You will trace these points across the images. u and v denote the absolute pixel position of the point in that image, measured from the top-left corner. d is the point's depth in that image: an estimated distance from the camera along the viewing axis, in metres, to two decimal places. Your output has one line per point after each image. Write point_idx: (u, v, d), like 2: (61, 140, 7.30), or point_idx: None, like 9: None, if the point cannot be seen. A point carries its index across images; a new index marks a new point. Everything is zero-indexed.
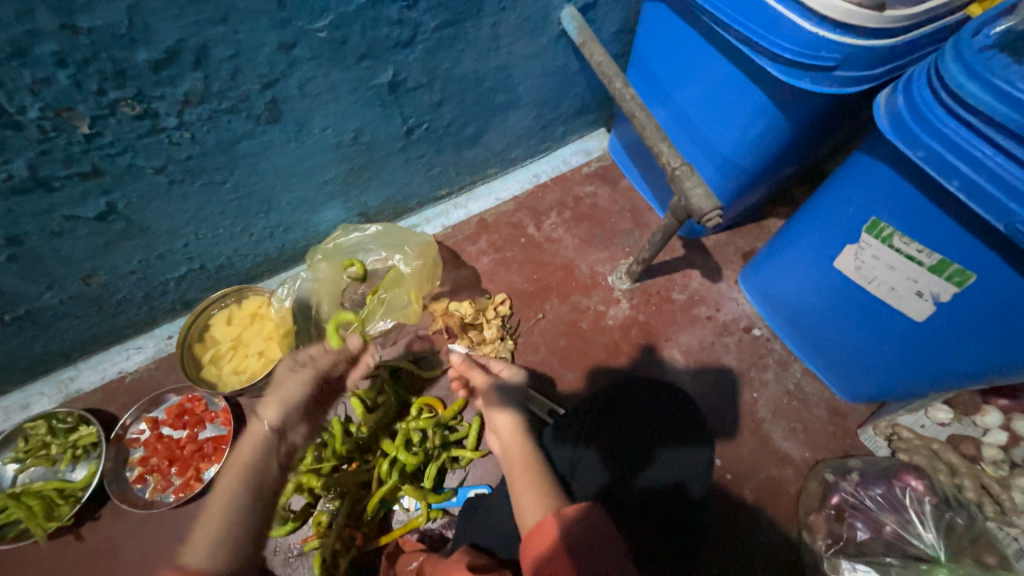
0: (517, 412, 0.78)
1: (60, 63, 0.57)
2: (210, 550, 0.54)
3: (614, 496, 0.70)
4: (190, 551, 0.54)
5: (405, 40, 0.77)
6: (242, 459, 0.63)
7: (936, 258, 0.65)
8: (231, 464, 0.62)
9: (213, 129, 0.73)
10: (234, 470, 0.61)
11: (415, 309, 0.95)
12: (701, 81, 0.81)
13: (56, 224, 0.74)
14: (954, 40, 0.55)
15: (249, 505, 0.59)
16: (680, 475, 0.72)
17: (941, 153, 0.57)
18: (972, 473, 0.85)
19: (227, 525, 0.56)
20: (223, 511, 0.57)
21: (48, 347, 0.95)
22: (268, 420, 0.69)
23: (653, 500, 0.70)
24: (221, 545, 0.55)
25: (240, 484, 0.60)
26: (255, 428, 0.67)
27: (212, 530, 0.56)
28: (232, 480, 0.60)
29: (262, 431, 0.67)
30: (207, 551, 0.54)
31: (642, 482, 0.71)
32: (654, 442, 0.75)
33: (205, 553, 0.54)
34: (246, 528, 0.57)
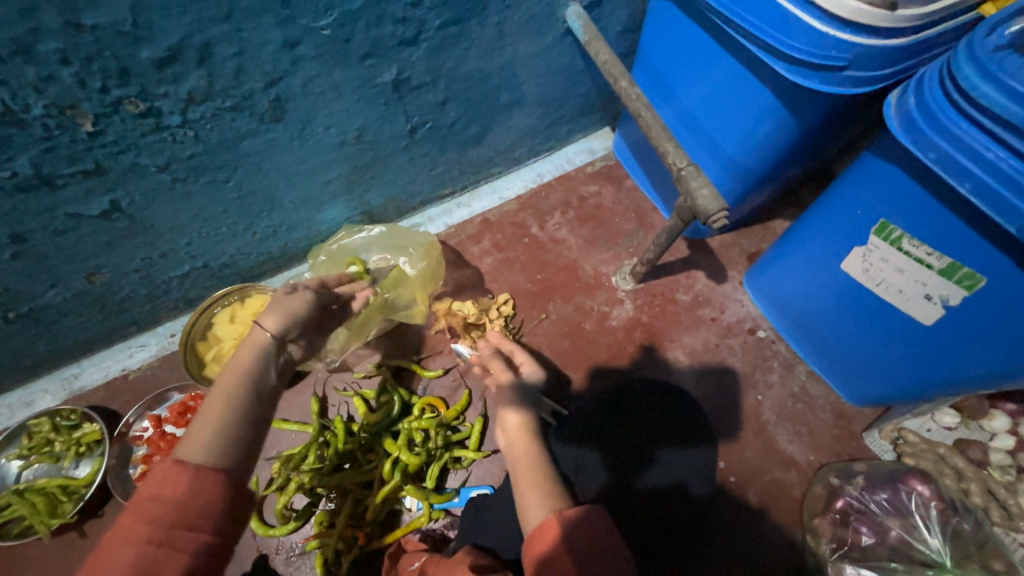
0: (526, 409, 0.75)
1: (64, 61, 0.56)
2: (209, 444, 0.47)
3: (617, 496, 0.69)
4: (185, 447, 0.47)
5: (410, 38, 0.77)
6: (255, 343, 0.56)
7: (946, 261, 0.64)
8: (227, 372, 0.52)
9: (216, 127, 0.73)
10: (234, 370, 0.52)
11: (420, 309, 0.97)
12: (708, 80, 0.81)
13: (60, 222, 0.74)
14: (967, 40, 0.54)
15: (254, 412, 0.51)
16: (681, 476, 0.73)
17: (952, 155, 0.56)
18: (979, 477, 0.84)
19: (227, 424, 0.49)
20: (219, 418, 0.49)
21: (52, 344, 0.95)
22: (270, 329, 0.58)
23: (655, 500, 0.69)
24: (221, 438, 0.48)
25: (244, 386, 0.52)
26: (257, 334, 0.57)
27: (210, 428, 0.48)
28: (232, 387, 0.51)
29: (265, 337, 0.56)
30: (203, 446, 0.47)
31: (645, 482, 0.71)
32: (656, 443, 0.75)
33: (202, 446, 0.47)
34: (242, 434, 0.49)
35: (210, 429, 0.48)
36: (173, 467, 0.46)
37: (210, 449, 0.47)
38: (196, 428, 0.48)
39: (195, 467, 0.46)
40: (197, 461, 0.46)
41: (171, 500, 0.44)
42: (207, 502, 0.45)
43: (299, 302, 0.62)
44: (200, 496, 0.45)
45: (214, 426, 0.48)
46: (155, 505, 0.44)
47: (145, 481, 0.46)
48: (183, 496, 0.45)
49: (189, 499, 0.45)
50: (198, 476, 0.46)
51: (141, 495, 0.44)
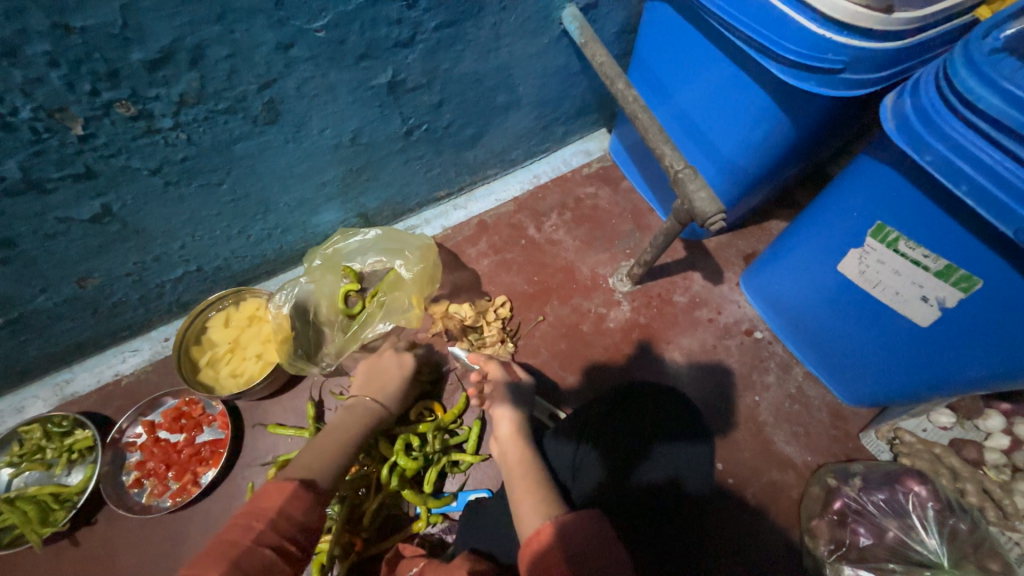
0: (521, 423, 0.78)
1: (52, 63, 0.55)
2: (322, 478, 0.71)
3: (615, 494, 0.70)
4: (305, 476, 0.69)
5: (405, 40, 0.76)
6: (363, 415, 0.82)
7: (942, 263, 0.64)
8: (340, 427, 0.79)
9: (209, 130, 0.72)
10: (355, 421, 0.80)
11: (416, 314, 0.94)
12: (705, 82, 0.81)
13: (50, 226, 0.73)
14: (963, 43, 0.55)
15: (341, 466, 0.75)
16: (676, 470, 0.72)
17: (950, 157, 0.56)
18: (974, 477, 0.85)
19: (329, 468, 0.72)
20: (326, 462, 0.73)
21: (42, 349, 0.94)
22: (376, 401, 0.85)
23: (650, 496, 0.70)
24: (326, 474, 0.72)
25: (348, 440, 0.78)
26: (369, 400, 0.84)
27: (320, 466, 0.72)
28: (340, 439, 0.77)
29: (374, 408, 0.83)
30: (318, 478, 0.70)
31: (640, 477, 0.71)
32: (650, 440, 0.74)
33: (316, 477, 0.70)
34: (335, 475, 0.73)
35: (322, 467, 0.72)
36: (300, 488, 0.66)
37: (324, 479, 0.70)
38: (311, 466, 0.71)
39: (315, 492, 0.67)
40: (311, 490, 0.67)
41: (295, 515, 0.64)
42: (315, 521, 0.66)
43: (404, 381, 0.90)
44: (312, 514, 0.66)
45: (323, 466, 0.72)
46: (285, 512, 0.63)
47: (272, 493, 0.65)
48: (304, 511, 0.65)
49: (307, 517, 0.65)
50: (314, 499, 0.67)
51: (272, 505, 0.63)
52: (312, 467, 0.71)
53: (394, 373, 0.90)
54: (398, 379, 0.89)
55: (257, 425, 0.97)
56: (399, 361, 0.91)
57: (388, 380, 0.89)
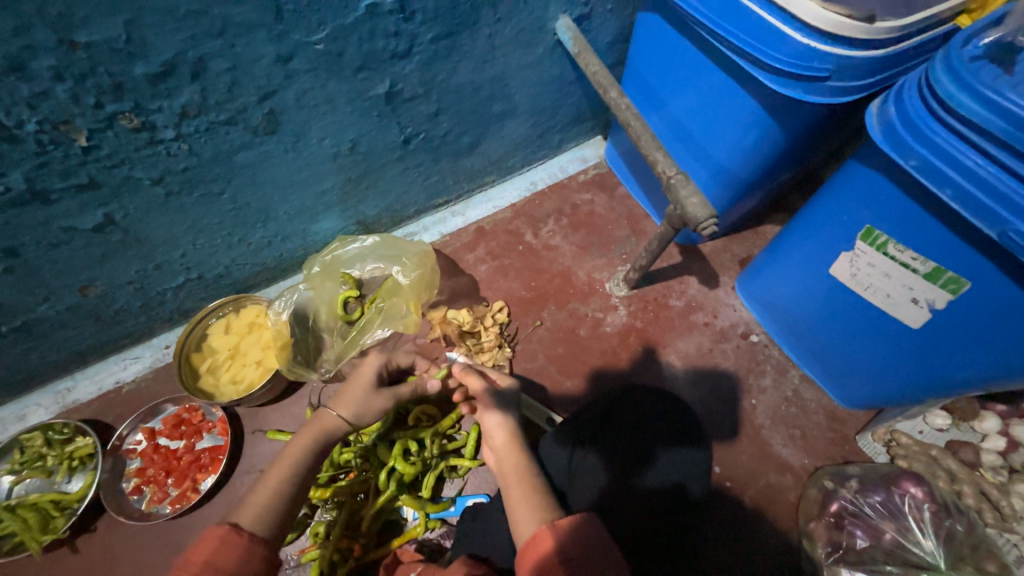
0: (513, 427, 0.77)
1: (58, 77, 0.57)
2: (261, 521, 0.58)
3: (618, 498, 0.70)
4: (241, 516, 0.58)
5: (402, 51, 0.78)
6: (316, 434, 0.66)
7: (930, 265, 0.65)
8: (288, 453, 0.64)
9: (211, 140, 0.73)
10: (303, 448, 0.65)
11: (413, 319, 0.94)
12: (696, 90, 0.82)
13: (53, 236, 0.74)
14: (944, 51, 0.56)
15: (290, 504, 0.62)
16: (682, 476, 0.73)
17: (933, 162, 0.57)
18: (971, 479, 0.85)
19: (274, 506, 0.60)
20: (269, 498, 0.60)
21: (45, 357, 0.95)
22: (340, 413, 0.68)
23: (652, 502, 0.70)
24: (268, 515, 0.59)
25: (298, 465, 0.64)
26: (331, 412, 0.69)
27: (261, 504, 0.60)
28: (286, 471, 0.63)
29: (337, 425, 0.67)
30: (258, 520, 0.58)
31: (644, 485, 0.71)
32: (654, 444, 0.75)
33: (255, 520, 0.58)
34: (283, 512, 0.60)
35: (262, 506, 0.59)
36: (230, 534, 0.56)
37: (266, 523, 0.58)
38: (249, 506, 0.59)
39: (246, 537, 0.56)
40: (249, 533, 0.57)
41: (224, 567, 0.54)
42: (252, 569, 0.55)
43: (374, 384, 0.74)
44: (247, 563, 0.55)
45: (265, 502, 0.60)
46: (212, 565, 0.53)
47: (202, 542, 0.55)
48: (234, 567, 0.54)
49: (240, 566, 0.54)
50: (249, 544, 0.56)
51: (198, 559, 0.54)
52: (252, 504, 0.60)
53: (365, 380, 0.74)
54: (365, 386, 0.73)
55: (257, 431, 0.97)
56: (370, 363, 0.76)
57: (354, 389, 0.72)
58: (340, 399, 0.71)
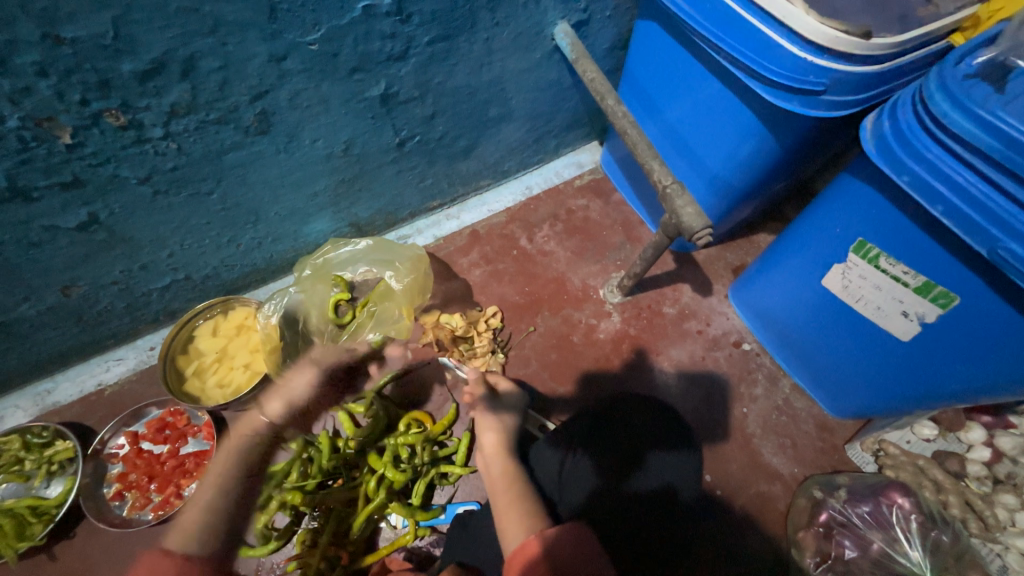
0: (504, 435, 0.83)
1: (42, 73, 0.55)
2: (192, 537, 0.64)
3: (605, 501, 0.71)
4: (172, 543, 0.63)
5: (398, 54, 0.77)
6: (242, 432, 0.82)
7: (920, 279, 0.65)
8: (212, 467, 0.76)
9: (200, 139, 0.72)
10: (228, 459, 0.78)
11: (406, 325, 0.94)
12: (694, 98, 0.82)
13: (35, 235, 0.72)
14: (939, 67, 0.57)
15: (217, 521, 0.68)
16: (670, 479, 0.74)
17: (925, 177, 0.57)
18: (956, 489, 0.87)
19: (202, 523, 0.67)
20: (199, 512, 0.68)
21: (25, 358, 0.92)
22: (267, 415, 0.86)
23: (640, 506, 0.71)
24: (197, 534, 0.65)
25: (217, 488, 0.72)
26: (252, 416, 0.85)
27: (188, 524, 0.66)
28: (212, 481, 0.73)
29: (261, 422, 0.85)
30: (184, 539, 0.64)
31: (631, 487, 0.72)
32: (646, 447, 0.76)
33: (183, 541, 0.63)
34: (213, 529, 0.67)
35: (192, 522, 0.66)
36: (161, 556, 0.60)
37: (199, 542, 0.64)
38: (175, 534, 0.64)
39: (181, 553, 0.61)
40: (178, 552, 0.61)
41: None
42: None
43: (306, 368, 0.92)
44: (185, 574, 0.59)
45: (195, 520, 0.67)
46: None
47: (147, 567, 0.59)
48: None
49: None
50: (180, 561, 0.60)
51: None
52: (183, 528, 0.65)
53: (297, 374, 0.92)
54: (307, 382, 0.92)
55: None
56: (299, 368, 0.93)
57: (285, 394, 0.90)
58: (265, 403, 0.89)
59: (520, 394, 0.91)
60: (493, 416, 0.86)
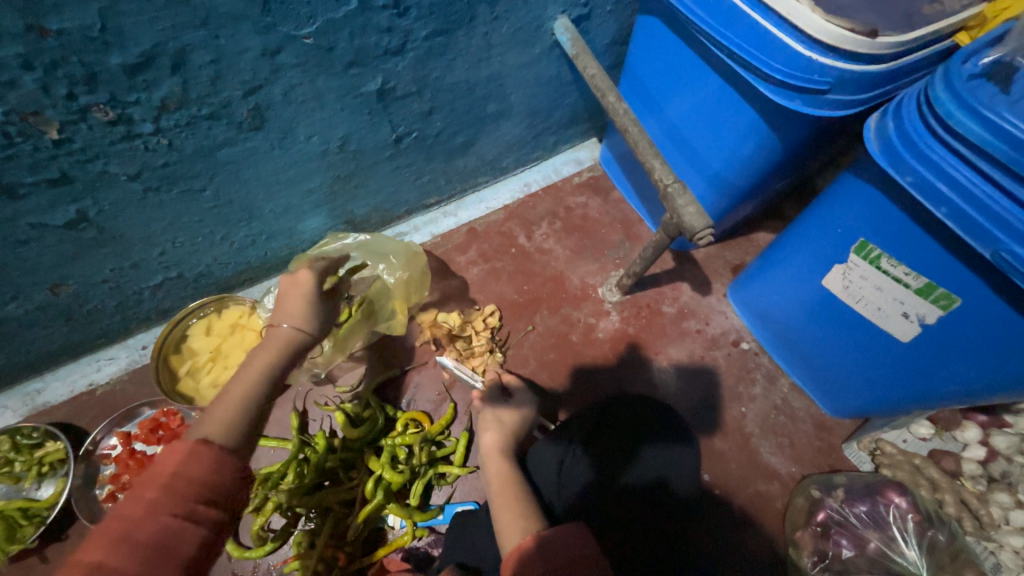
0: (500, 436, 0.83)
1: (26, 66, 0.53)
2: (228, 430, 0.50)
3: (600, 496, 0.70)
4: (206, 430, 0.49)
5: (395, 48, 0.75)
6: (282, 345, 0.55)
7: (922, 281, 0.65)
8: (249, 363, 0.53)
9: (192, 135, 0.70)
10: (272, 356, 0.54)
11: (400, 321, 0.96)
12: (695, 96, 0.81)
13: (22, 232, 0.70)
14: (944, 67, 0.56)
15: (264, 406, 0.53)
16: (664, 472, 0.73)
17: (929, 179, 0.57)
18: (952, 488, 0.87)
19: (240, 410, 0.51)
20: (229, 414, 0.50)
21: (13, 358, 0.90)
22: (294, 324, 0.57)
23: (637, 500, 0.70)
24: (235, 425, 0.50)
25: (273, 371, 0.54)
26: (276, 328, 0.56)
27: (224, 417, 0.50)
28: (263, 373, 0.53)
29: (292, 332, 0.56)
30: (221, 428, 0.50)
31: (626, 479, 0.72)
32: (639, 442, 0.76)
33: (221, 429, 0.49)
34: (255, 424, 0.52)
35: (227, 417, 0.50)
36: (198, 449, 0.47)
37: (227, 434, 0.50)
38: (218, 412, 0.50)
39: (218, 449, 0.48)
40: (217, 445, 0.48)
41: (192, 478, 0.46)
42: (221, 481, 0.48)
43: (315, 293, 0.61)
44: (220, 476, 0.48)
45: (234, 409, 0.51)
46: (179, 479, 0.46)
47: (167, 453, 0.47)
48: (204, 476, 0.47)
49: (212, 478, 0.47)
50: (219, 457, 0.48)
51: (166, 470, 0.46)
52: (215, 415, 0.50)
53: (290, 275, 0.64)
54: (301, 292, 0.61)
55: None
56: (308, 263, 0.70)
57: (296, 295, 0.60)
58: (283, 313, 0.58)
59: (529, 395, 0.93)
60: (491, 417, 0.87)
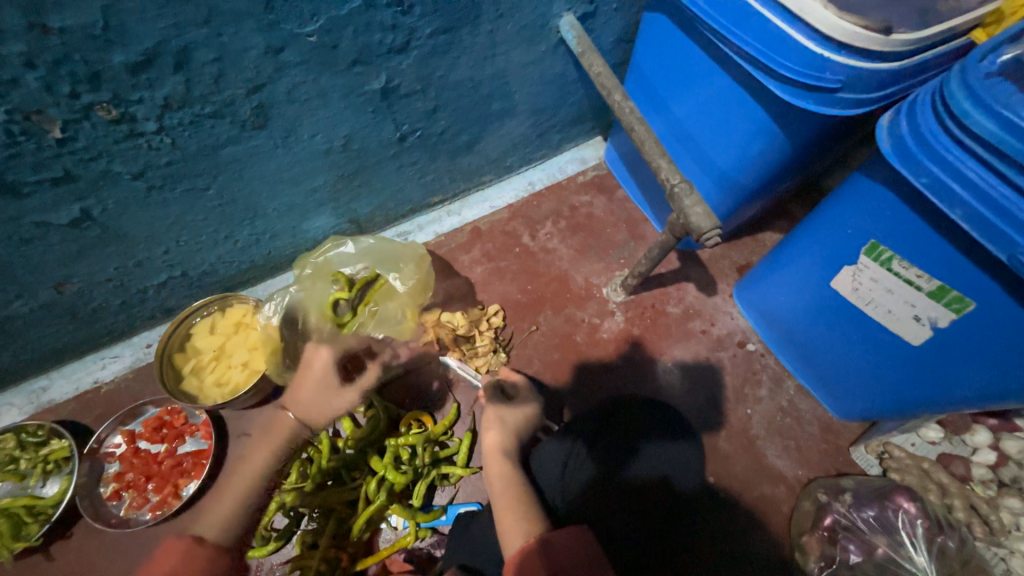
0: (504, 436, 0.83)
1: (28, 65, 0.53)
2: (223, 532, 0.68)
3: (603, 495, 0.70)
4: (200, 534, 0.67)
5: (399, 46, 0.74)
6: (282, 432, 0.80)
7: (935, 283, 0.64)
8: (246, 464, 0.75)
9: (195, 134, 0.70)
10: (245, 484, 0.72)
11: (409, 326, 0.94)
12: (703, 94, 0.80)
13: (26, 231, 0.70)
14: (960, 64, 0.55)
15: (251, 505, 0.72)
16: (666, 469, 0.73)
17: (944, 180, 0.56)
18: (962, 493, 0.86)
19: (231, 515, 0.70)
20: (230, 506, 0.71)
21: (19, 355, 0.90)
22: (295, 415, 0.82)
23: (640, 498, 0.70)
24: (226, 525, 0.69)
25: (257, 478, 0.74)
26: (285, 416, 0.82)
27: (220, 519, 0.69)
28: (245, 484, 0.72)
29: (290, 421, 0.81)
30: (217, 533, 0.67)
31: (628, 475, 0.71)
32: (640, 438, 0.75)
33: (217, 532, 0.67)
34: (240, 524, 0.70)
35: (222, 517, 0.69)
36: (192, 547, 0.63)
37: (217, 533, 0.67)
38: (217, 513, 0.70)
39: (209, 547, 0.64)
40: (208, 543, 0.65)
41: (186, 574, 0.60)
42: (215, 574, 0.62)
43: (322, 380, 0.88)
44: (214, 567, 0.62)
45: (228, 515, 0.70)
46: (175, 574, 0.60)
47: (165, 553, 0.61)
48: (200, 571, 0.61)
49: (205, 573, 0.61)
50: (213, 552, 0.64)
51: (164, 568, 0.60)
52: (211, 521, 0.69)
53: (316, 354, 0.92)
54: (316, 379, 0.89)
55: (243, 435, 0.94)
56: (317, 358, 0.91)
57: (307, 381, 0.89)
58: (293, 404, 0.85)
59: (535, 399, 0.92)
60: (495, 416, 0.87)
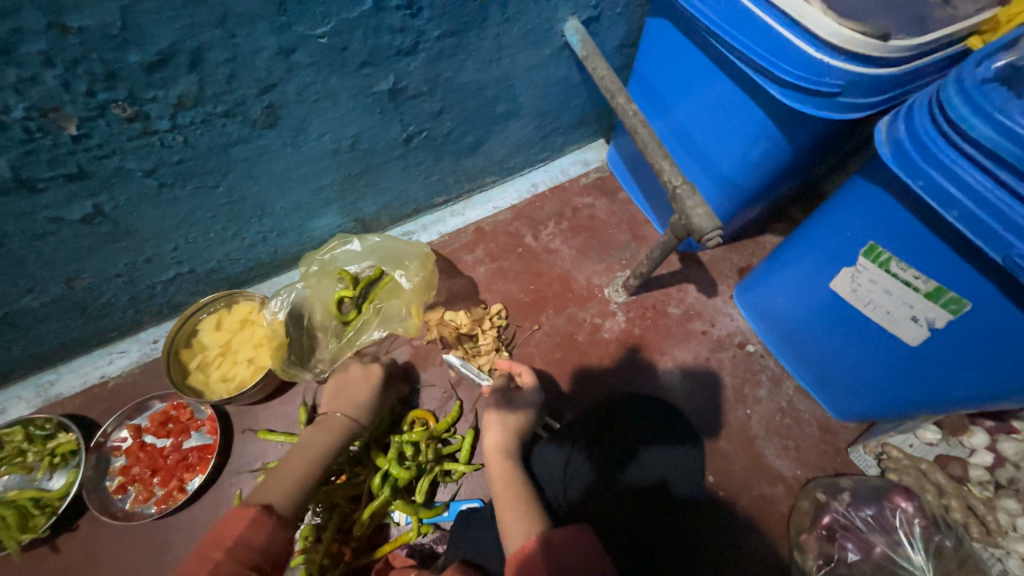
0: (507, 435, 0.81)
1: (48, 63, 0.54)
2: (287, 505, 0.67)
3: (601, 498, 0.71)
4: (267, 502, 0.66)
5: (407, 48, 0.76)
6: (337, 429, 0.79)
7: (932, 284, 0.65)
8: (304, 447, 0.75)
9: (206, 132, 0.71)
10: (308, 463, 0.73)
11: (414, 322, 0.93)
12: (705, 98, 0.81)
13: (39, 226, 0.71)
14: (956, 71, 0.56)
15: (309, 487, 0.71)
16: (663, 474, 0.74)
17: (940, 182, 0.57)
18: (958, 494, 0.87)
19: (295, 489, 0.69)
20: (290, 484, 0.69)
21: (27, 349, 0.92)
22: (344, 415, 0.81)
23: (638, 501, 0.71)
24: (289, 499, 0.68)
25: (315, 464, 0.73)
26: (332, 416, 0.80)
27: (281, 492, 0.68)
28: (310, 462, 0.73)
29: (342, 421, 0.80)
30: (281, 504, 0.66)
31: (625, 478, 0.73)
32: (637, 442, 0.77)
33: (280, 504, 0.66)
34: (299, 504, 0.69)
35: (284, 492, 0.68)
36: (260, 513, 0.62)
37: (285, 504, 0.67)
38: (279, 488, 0.68)
39: (275, 519, 0.63)
40: (274, 514, 0.64)
41: (254, 541, 0.60)
42: (276, 548, 0.61)
43: (377, 388, 0.88)
44: (276, 541, 0.62)
45: (286, 491, 0.68)
46: (241, 539, 0.59)
47: (234, 520, 0.61)
48: (265, 541, 0.61)
49: (267, 545, 0.60)
50: (276, 523, 0.63)
51: (232, 533, 0.59)
52: (274, 492, 0.68)
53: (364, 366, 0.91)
54: (370, 388, 0.88)
55: (248, 430, 0.95)
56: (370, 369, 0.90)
57: (360, 390, 0.87)
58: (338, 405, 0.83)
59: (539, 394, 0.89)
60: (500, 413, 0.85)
